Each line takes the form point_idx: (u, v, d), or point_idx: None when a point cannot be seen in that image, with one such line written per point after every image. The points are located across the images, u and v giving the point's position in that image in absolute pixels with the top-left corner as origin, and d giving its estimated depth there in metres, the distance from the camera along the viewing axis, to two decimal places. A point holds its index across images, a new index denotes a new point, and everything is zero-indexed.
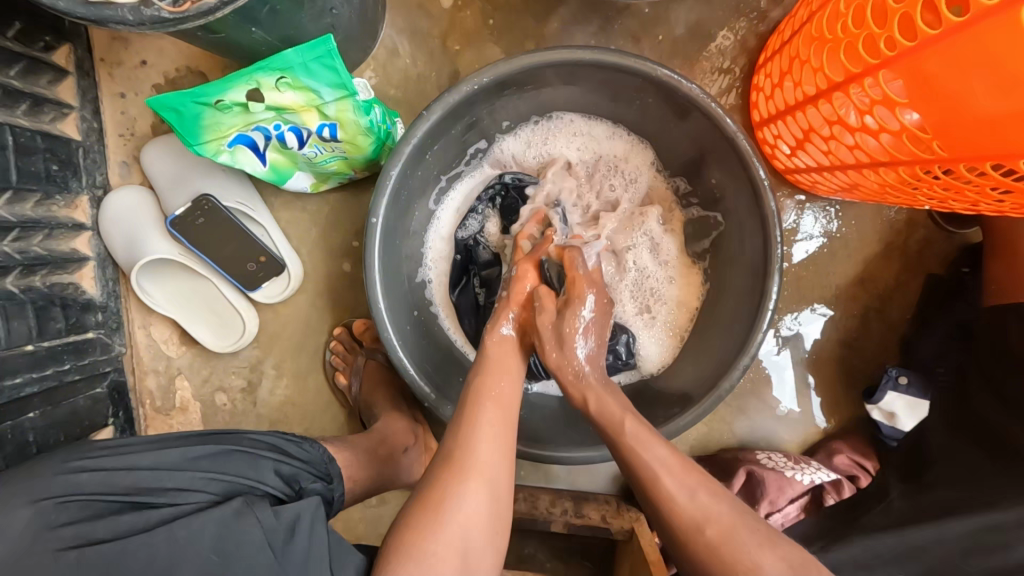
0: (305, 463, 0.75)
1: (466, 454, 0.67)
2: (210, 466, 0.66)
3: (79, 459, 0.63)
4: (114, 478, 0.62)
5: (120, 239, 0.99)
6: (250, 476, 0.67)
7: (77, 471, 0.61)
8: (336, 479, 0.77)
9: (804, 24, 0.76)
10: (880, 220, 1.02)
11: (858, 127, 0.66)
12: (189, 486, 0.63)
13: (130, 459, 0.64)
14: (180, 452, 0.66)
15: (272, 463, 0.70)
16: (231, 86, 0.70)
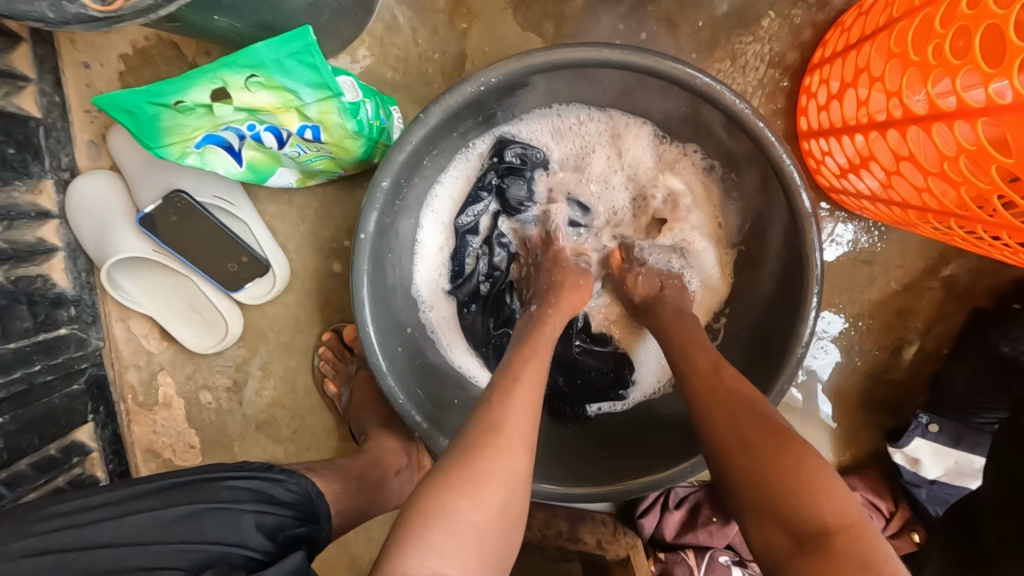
0: (291, 506, 0.68)
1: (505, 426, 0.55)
2: (178, 534, 0.59)
3: (35, 534, 0.58)
4: (75, 560, 0.57)
5: (86, 232, 0.90)
6: (225, 540, 0.60)
7: (31, 553, 0.57)
8: (324, 518, 0.71)
9: (878, 30, 0.63)
10: (928, 245, 0.91)
11: (933, 170, 0.56)
12: (155, 564, 0.57)
13: (92, 530, 0.59)
14: (146, 520, 0.60)
15: (252, 518, 0.63)
16: (193, 85, 0.59)
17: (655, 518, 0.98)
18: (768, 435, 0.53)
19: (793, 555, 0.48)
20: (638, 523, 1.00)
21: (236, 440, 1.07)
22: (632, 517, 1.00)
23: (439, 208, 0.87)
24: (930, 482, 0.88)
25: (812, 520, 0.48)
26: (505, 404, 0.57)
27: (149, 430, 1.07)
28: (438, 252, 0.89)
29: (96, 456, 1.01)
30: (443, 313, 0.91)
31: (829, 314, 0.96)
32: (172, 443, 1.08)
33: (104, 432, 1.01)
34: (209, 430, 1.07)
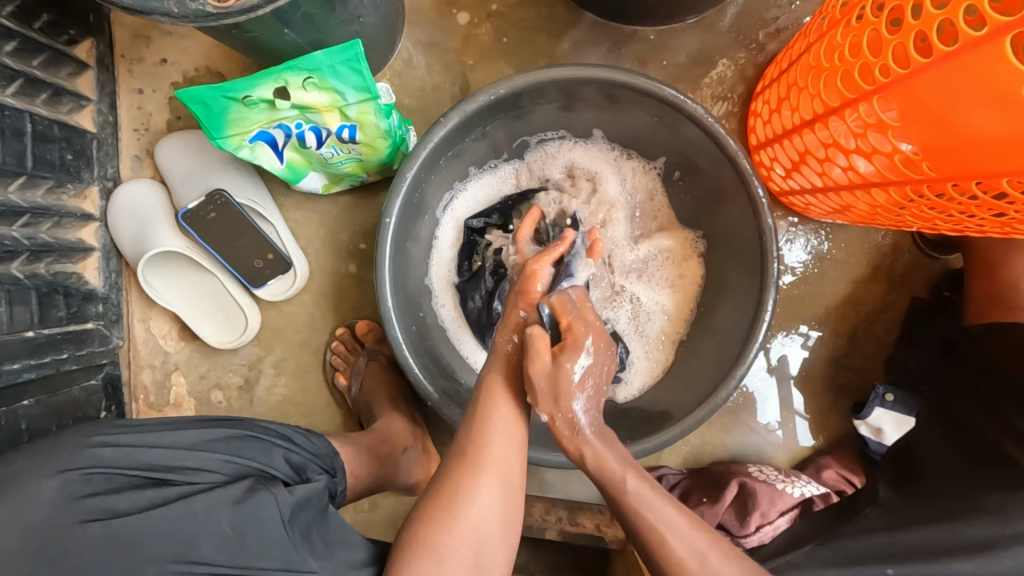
0: (313, 455, 0.75)
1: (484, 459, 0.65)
2: (222, 448, 0.66)
3: (102, 434, 0.61)
4: (135, 455, 0.61)
5: (127, 231, 1.00)
6: (261, 460, 0.67)
7: (100, 446, 0.60)
8: (339, 474, 0.78)
9: (801, 55, 0.81)
10: (868, 243, 1.07)
11: (852, 150, 0.71)
12: (202, 466, 0.62)
13: (148, 437, 0.63)
14: (195, 433, 0.66)
15: (281, 451, 0.71)
16: (260, 83, 0.72)
17: None
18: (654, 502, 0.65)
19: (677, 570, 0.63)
20: None
21: None
22: None
23: (455, 213, 1.01)
24: None
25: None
26: (478, 428, 0.68)
27: None
28: (450, 251, 1.02)
29: None
30: (452, 304, 1.01)
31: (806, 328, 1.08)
32: None
33: None
34: None
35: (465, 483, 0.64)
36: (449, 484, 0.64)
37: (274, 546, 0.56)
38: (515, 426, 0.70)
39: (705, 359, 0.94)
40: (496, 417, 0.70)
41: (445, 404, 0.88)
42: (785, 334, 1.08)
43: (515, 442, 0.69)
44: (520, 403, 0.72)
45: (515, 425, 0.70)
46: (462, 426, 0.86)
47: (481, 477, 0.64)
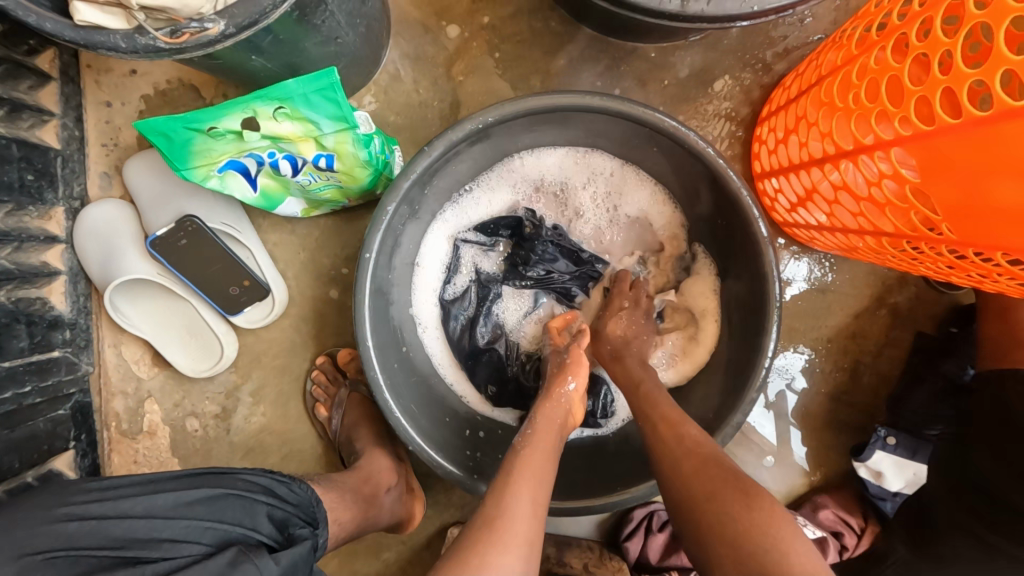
0: (296, 507, 0.71)
1: (506, 519, 0.62)
2: (201, 512, 0.61)
3: (67, 506, 0.58)
4: (107, 529, 0.58)
5: (94, 255, 0.95)
6: (242, 523, 0.63)
7: (66, 520, 0.57)
8: (322, 524, 0.73)
9: (812, 85, 0.76)
10: (874, 275, 1.02)
11: (865, 196, 0.66)
12: (178, 539, 0.58)
13: (121, 505, 0.60)
14: (172, 497, 0.61)
15: (266, 508, 0.67)
16: (226, 113, 0.66)
17: (640, 541, 1.01)
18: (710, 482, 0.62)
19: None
20: (624, 547, 1.02)
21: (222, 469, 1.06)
22: (618, 541, 1.03)
23: (441, 237, 0.95)
24: (895, 494, 0.95)
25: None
26: (507, 497, 0.64)
27: (130, 460, 1.05)
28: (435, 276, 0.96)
29: None
30: (438, 333, 0.97)
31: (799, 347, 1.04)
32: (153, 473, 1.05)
33: (84, 460, 0.99)
34: (192, 459, 1.06)
35: (488, 553, 0.59)
36: (472, 551, 0.59)
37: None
38: (535, 473, 0.68)
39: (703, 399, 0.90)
40: (519, 482, 0.66)
41: (426, 448, 0.83)
42: (789, 349, 1.04)
43: (532, 508, 0.64)
44: (540, 470, 0.69)
45: (538, 496, 0.66)
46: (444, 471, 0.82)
47: (503, 553, 0.59)
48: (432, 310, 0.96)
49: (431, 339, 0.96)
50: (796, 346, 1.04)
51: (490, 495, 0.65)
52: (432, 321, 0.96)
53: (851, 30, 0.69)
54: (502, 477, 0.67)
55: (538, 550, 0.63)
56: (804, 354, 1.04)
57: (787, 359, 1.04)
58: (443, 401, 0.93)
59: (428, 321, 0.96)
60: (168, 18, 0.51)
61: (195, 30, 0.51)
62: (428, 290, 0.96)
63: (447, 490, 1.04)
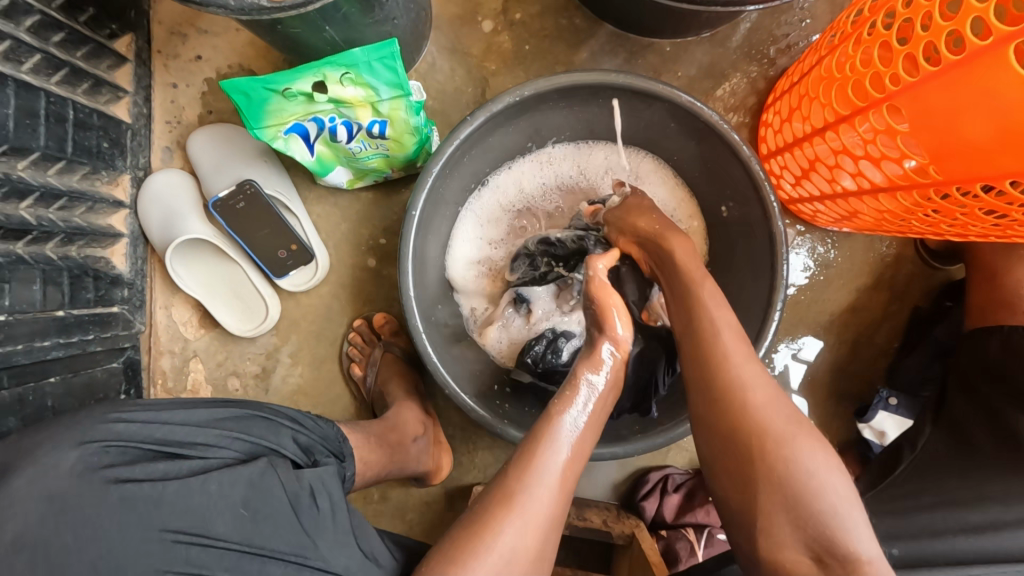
0: (320, 438, 0.77)
1: (525, 490, 0.62)
2: (232, 427, 0.69)
3: (117, 411, 0.65)
4: (152, 430, 0.65)
5: (157, 219, 1.03)
6: (269, 441, 0.70)
7: (116, 421, 0.63)
8: (348, 458, 0.80)
9: (813, 67, 0.86)
10: (873, 252, 1.10)
11: (862, 155, 0.74)
12: (212, 443, 0.66)
13: (162, 415, 0.67)
14: (208, 412, 0.69)
15: (291, 432, 0.73)
16: (300, 77, 0.76)
17: (656, 501, 1.06)
18: (783, 436, 0.60)
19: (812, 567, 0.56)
20: (640, 506, 1.07)
21: None
22: (635, 501, 1.08)
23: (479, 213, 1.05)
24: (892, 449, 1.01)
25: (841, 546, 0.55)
26: (524, 485, 0.62)
27: None
28: (466, 248, 1.05)
29: None
30: (471, 298, 1.06)
31: (807, 337, 1.11)
32: None
33: None
34: None
35: (504, 534, 0.59)
36: (483, 518, 0.60)
37: (285, 532, 0.62)
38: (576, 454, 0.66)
39: None
40: (542, 458, 0.64)
41: (461, 393, 0.90)
42: (788, 340, 1.11)
43: (562, 480, 0.64)
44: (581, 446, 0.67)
45: (569, 470, 0.65)
46: (475, 413, 0.89)
47: (520, 515, 0.60)
48: (466, 277, 1.05)
49: (463, 303, 1.05)
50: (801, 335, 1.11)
51: (510, 474, 0.63)
52: (464, 288, 1.05)
53: (845, 16, 0.79)
54: (532, 442, 0.66)
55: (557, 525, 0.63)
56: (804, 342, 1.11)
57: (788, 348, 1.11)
58: (474, 359, 1.01)
59: (460, 287, 1.05)
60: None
61: None
62: (462, 260, 1.05)
63: (472, 450, 1.09)
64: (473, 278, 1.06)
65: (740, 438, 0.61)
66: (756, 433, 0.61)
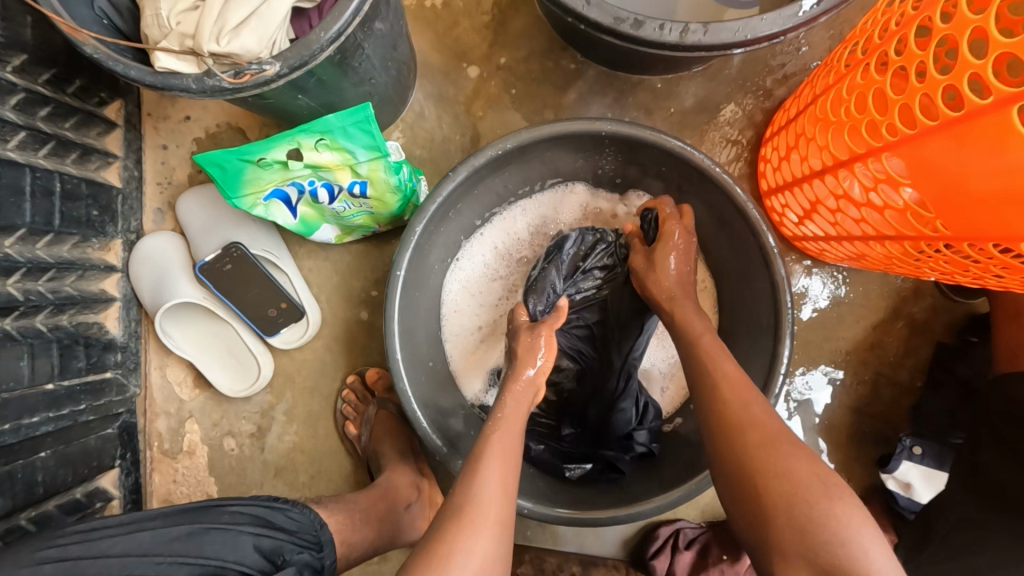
0: (291, 533, 0.75)
1: (472, 505, 0.66)
2: (181, 548, 0.69)
3: (49, 547, 0.66)
4: (86, 566, 0.66)
5: (148, 282, 1.03)
6: (221, 557, 0.69)
7: (46, 562, 0.65)
8: (326, 547, 0.77)
9: (808, 104, 0.81)
10: (888, 287, 1.04)
11: (863, 202, 0.70)
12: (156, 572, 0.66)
13: (102, 545, 0.68)
14: (154, 536, 0.69)
15: (251, 539, 0.72)
16: (274, 146, 0.74)
17: (667, 559, 1.00)
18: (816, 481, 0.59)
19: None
20: (651, 565, 1.01)
21: (254, 487, 1.10)
22: (644, 559, 1.02)
23: (464, 269, 1.02)
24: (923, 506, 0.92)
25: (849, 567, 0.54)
26: (470, 484, 0.68)
27: (169, 479, 1.11)
28: (458, 290, 1.02)
29: (115, 504, 1.05)
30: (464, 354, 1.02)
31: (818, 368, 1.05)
32: (189, 493, 1.11)
33: (127, 479, 1.06)
34: (227, 477, 1.10)
35: (461, 539, 0.62)
36: (442, 532, 0.63)
37: None
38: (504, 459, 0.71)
39: None
40: (485, 467, 0.70)
41: (452, 456, 0.86)
42: (807, 367, 1.05)
43: (501, 493, 0.68)
44: (508, 451, 0.73)
45: (505, 477, 0.70)
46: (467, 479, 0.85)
47: (474, 527, 0.63)
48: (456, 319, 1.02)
49: (451, 347, 1.02)
50: (818, 364, 1.05)
51: (458, 485, 0.69)
52: (452, 330, 1.02)
53: (840, 52, 0.75)
54: (471, 464, 0.71)
55: (507, 540, 0.65)
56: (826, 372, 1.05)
57: (806, 378, 1.05)
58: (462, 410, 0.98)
59: (449, 330, 1.02)
60: (232, 63, 0.59)
61: (255, 71, 0.59)
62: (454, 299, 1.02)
63: None
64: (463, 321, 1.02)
65: (731, 464, 0.65)
66: (774, 463, 0.62)
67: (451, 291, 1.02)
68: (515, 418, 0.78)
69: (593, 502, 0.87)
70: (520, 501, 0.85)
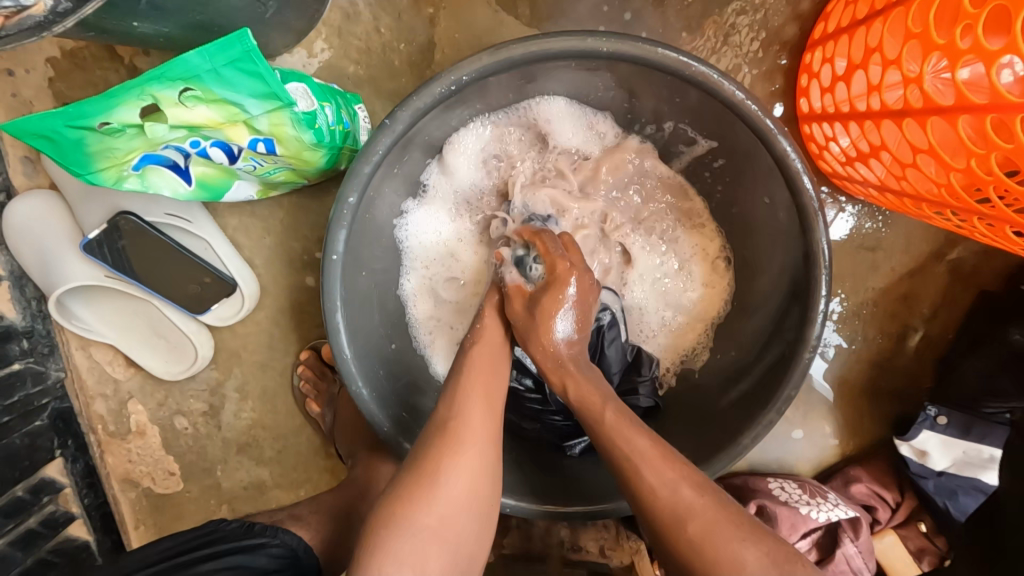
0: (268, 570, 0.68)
1: (460, 422, 0.58)
2: None
3: None
4: None
5: (31, 261, 0.84)
6: None
7: None
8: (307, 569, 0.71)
9: (887, 5, 0.57)
10: (933, 228, 0.88)
11: (957, 165, 0.52)
12: None
13: None
14: None
15: None
16: (118, 104, 0.51)
17: None
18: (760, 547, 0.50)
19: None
20: (643, 526, 0.92)
21: (217, 465, 1.01)
22: (636, 519, 0.93)
23: (424, 218, 0.79)
24: (938, 474, 0.85)
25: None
26: (452, 398, 0.60)
27: (125, 459, 1.01)
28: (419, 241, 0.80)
29: (69, 492, 0.94)
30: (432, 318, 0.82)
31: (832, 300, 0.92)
32: (150, 471, 1.01)
33: (75, 466, 0.95)
34: (186, 457, 1.01)
35: (446, 460, 0.55)
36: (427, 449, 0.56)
37: None
38: (484, 374, 0.63)
39: (723, 382, 0.80)
40: (465, 381, 0.61)
41: None
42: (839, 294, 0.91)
43: (485, 401, 0.60)
44: (488, 363, 0.65)
45: (487, 391, 0.62)
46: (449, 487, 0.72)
47: (463, 450, 0.56)
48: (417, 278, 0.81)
49: (412, 312, 0.81)
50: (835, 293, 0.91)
51: (441, 396, 0.61)
52: (412, 292, 0.81)
53: None
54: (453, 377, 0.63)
55: (497, 451, 0.59)
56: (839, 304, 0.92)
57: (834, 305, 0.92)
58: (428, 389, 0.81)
59: (408, 291, 0.81)
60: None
61: (12, 12, 0.39)
62: (414, 249, 0.80)
63: None
64: (428, 281, 0.81)
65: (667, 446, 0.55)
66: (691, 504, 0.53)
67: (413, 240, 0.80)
68: (495, 344, 0.67)
69: (586, 489, 0.76)
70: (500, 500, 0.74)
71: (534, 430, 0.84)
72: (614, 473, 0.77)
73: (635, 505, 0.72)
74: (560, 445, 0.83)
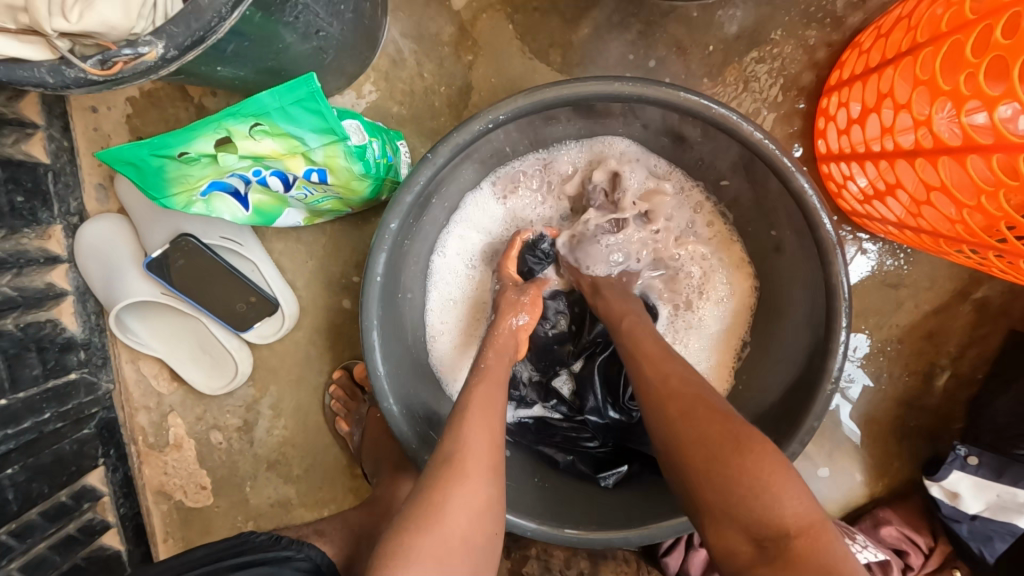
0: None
1: (465, 455, 0.57)
2: None
3: None
4: None
5: (97, 277, 0.91)
6: None
7: None
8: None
9: (898, 54, 0.61)
10: (956, 266, 0.89)
11: (970, 203, 0.55)
12: None
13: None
14: None
15: None
16: (197, 136, 0.58)
17: (680, 556, 0.92)
18: (725, 434, 0.52)
19: (756, 559, 0.47)
20: (663, 562, 0.94)
21: (247, 481, 1.04)
22: (657, 555, 0.95)
23: (459, 242, 0.85)
24: (972, 517, 0.84)
25: (770, 520, 0.47)
26: (458, 432, 0.59)
27: (160, 471, 1.04)
28: (446, 268, 0.85)
29: (107, 500, 0.98)
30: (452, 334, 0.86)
31: (856, 336, 0.92)
32: (183, 484, 1.05)
33: (115, 475, 0.99)
34: (218, 471, 1.04)
35: (451, 488, 0.54)
36: (433, 481, 0.55)
37: None
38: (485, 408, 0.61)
39: (744, 411, 0.81)
40: (470, 416, 0.60)
41: None
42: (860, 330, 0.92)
43: (488, 434, 0.59)
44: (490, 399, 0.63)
45: (489, 424, 0.60)
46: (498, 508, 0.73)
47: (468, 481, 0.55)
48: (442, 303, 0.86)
49: (433, 335, 0.86)
50: (857, 330, 0.92)
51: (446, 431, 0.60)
52: (435, 316, 0.86)
53: None
54: (458, 413, 0.61)
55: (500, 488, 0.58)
56: (862, 339, 0.92)
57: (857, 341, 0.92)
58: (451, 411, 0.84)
59: (431, 314, 0.86)
60: (98, 47, 0.47)
61: (129, 57, 0.46)
62: (442, 276, 0.85)
63: None
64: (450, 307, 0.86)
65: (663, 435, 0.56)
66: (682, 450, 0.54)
67: (442, 267, 0.85)
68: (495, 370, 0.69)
69: (610, 517, 0.76)
70: (521, 522, 0.73)
71: (568, 462, 0.85)
72: (630, 500, 0.78)
73: (656, 534, 0.71)
74: (594, 477, 0.83)
